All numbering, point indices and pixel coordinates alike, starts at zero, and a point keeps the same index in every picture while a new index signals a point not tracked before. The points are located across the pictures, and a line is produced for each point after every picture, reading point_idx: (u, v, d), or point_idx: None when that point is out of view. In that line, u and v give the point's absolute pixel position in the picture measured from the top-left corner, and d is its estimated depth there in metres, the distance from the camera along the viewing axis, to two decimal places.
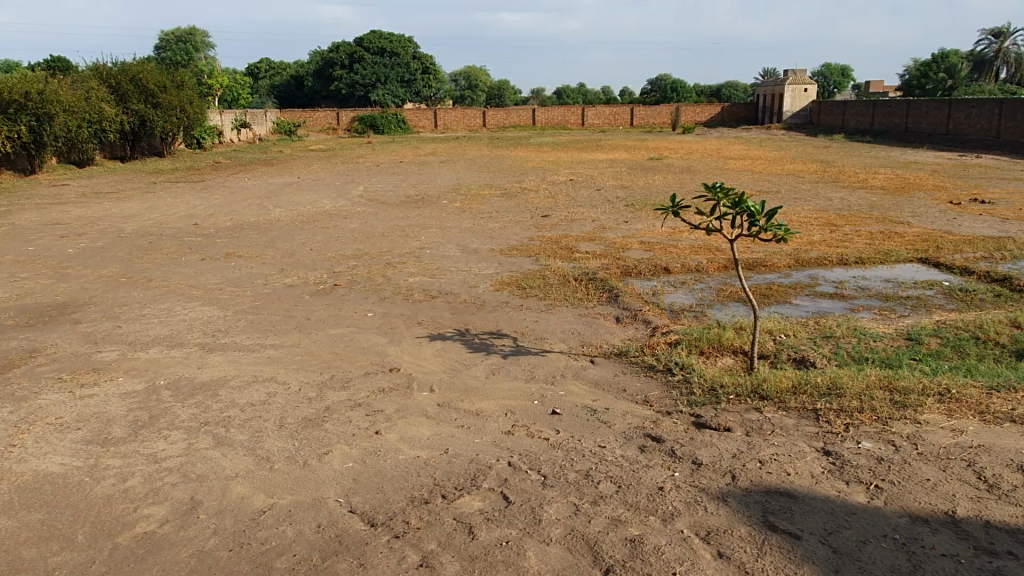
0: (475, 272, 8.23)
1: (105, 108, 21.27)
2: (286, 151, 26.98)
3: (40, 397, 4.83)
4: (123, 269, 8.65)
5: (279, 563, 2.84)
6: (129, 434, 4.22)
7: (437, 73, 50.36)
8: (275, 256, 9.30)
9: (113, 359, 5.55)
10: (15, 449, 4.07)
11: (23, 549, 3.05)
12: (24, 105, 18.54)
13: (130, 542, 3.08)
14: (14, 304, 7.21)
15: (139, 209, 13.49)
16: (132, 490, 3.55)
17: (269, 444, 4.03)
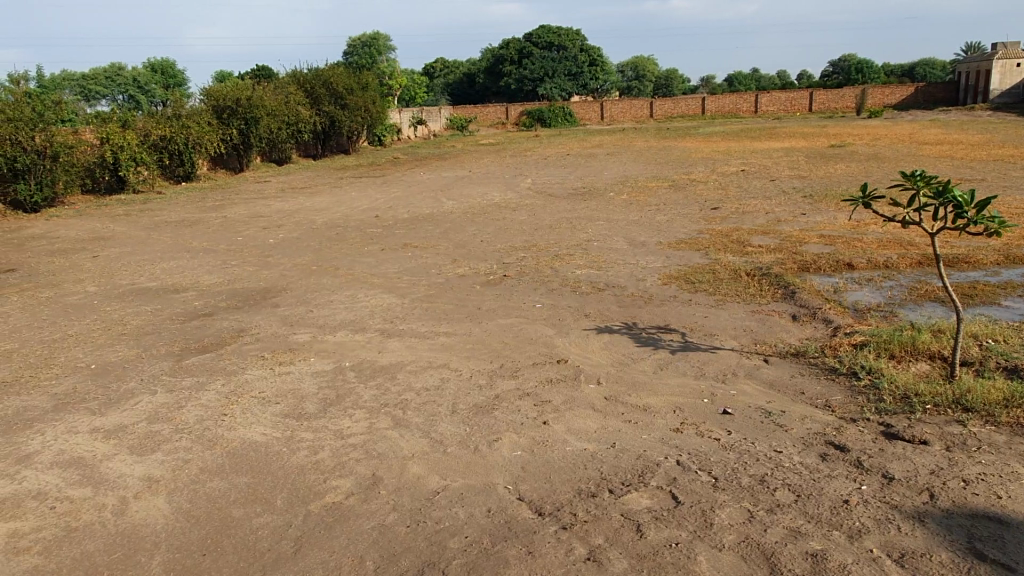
0: (642, 266, 8.10)
1: (301, 111, 23.26)
2: (459, 145, 28.04)
3: (246, 373, 5.38)
4: (315, 258, 9.42)
5: (452, 543, 2.96)
6: (319, 411, 4.59)
7: (604, 64, 50.01)
8: (448, 247, 9.71)
9: (307, 340, 6.06)
10: (226, 418, 4.57)
11: (234, 509, 3.41)
12: (235, 110, 20.71)
13: (321, 510, 3.34)
14: (225, 288, 8.08)
15: (329, 202, 14.63)
16: (322, 462, 3.86)
17: (443, 428, 4.22)
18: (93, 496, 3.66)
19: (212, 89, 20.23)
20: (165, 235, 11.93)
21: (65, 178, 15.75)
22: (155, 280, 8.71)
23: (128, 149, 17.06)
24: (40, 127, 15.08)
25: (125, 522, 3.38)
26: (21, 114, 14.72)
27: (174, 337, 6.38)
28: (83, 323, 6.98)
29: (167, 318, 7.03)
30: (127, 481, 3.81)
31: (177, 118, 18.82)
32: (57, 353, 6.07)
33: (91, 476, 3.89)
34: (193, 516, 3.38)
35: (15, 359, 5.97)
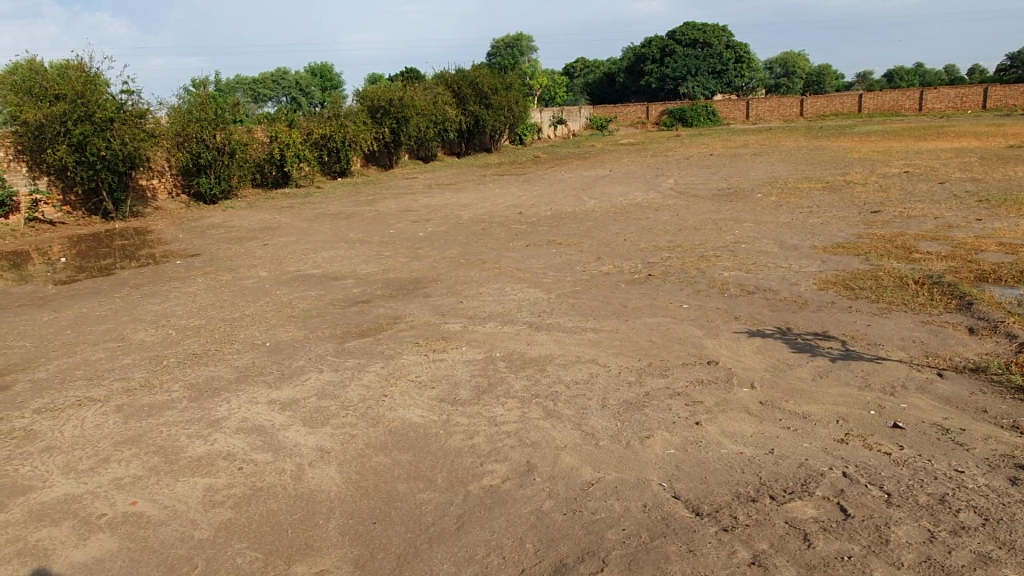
0: (795, 270, 7.76)
1: (448, 111, 24.12)
2: (598, 145, 28.00)
3: (403, 358, 5.67)
4: (463, 252, 9.74)
5: (610, 534, 3.00)
6: (472, 397, 4.76)
7: (751, 60, 48.14)
8: (591, 244, 9.74)
9: (458, 330, 6.30)
10: (386, 399, 4.85)
11: (399, 483, 3.62)
12: (388, 110, 21.76)
13: (479, 492, 3.47)
14: (380, 277, 8.54)
15: (474, 199, 15.05)
16: (478, 447, 4.01)
17: (594, 421, 4.25)
18: (274, 461, 4.00)
19: (367, 90, 21.40)
20: (324, 227, 12.75)
21: (239, 173, 17.23)
22: (318, 267, 9.35)
23: (294, 146, 18.42)
24: (221, 126, 16.59)
25: (303, 486, 3.67)
26: (205, 114, 16.24)
27: (337, 321, 6.83)
28: (257, 304, 7.61)
29: (330, 303, 7.53)
30: (303, 449, 4.13)
31: (335, 118, 20.10)
32: (237, 331, 6.66)
33: (271, 443, 4.25)
34: (362, 486, 3.61)
35: (201, 334, 6.62)
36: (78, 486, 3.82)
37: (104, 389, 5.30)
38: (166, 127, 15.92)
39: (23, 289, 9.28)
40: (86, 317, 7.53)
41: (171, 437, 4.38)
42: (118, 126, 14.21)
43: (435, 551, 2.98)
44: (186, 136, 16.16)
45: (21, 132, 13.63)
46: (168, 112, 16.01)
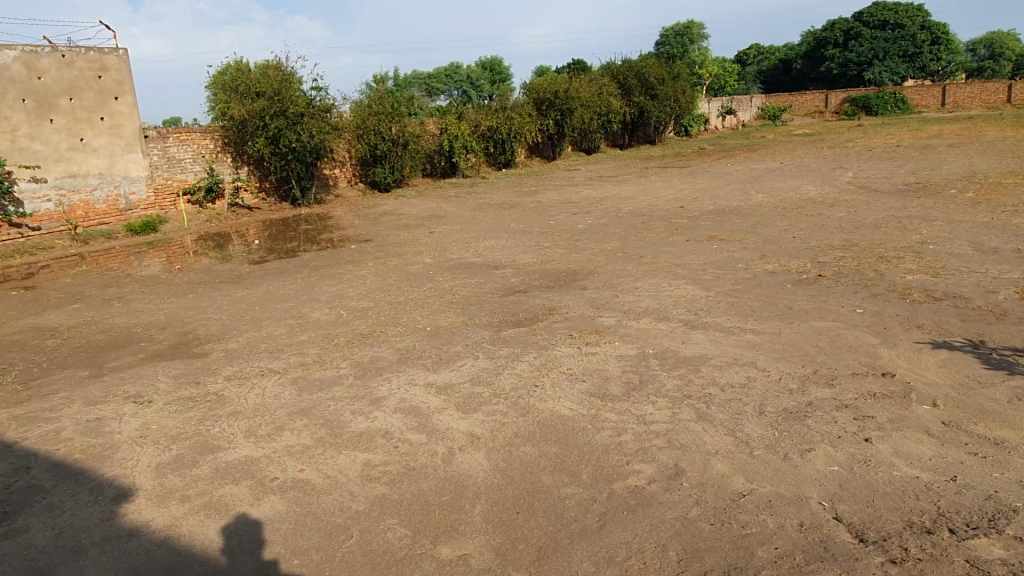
0: (993, 276, 6.93)
1: (613, 102, 23.90)
2: (771, 136, 26.60)
3: (555, 349, 5.70)
4: (621, 245, 9.63)
5: (759, 552, 2.86)
6: (622, 394, 4.70)
7: (950, 40, 43.39)
8: (757, 241, 9.28)
9: (612, 324, 6.24)
10: (537, 389, 4.91)
11: (544, 475, 3.64)
12: (553, 102, 21.94)
13: (624, 492, 3.42)
14: (537, 268, 8.64)
15: (635, 192, 14.83)
16: (625, 445, 3.94)
17: (749, 428, 4.05)
18: (427, 442, 4.17)
19: (533, 83, 21.69)
20: (487, 217, 13.14)
21: (411, 164, 18.17)
22: (478, 256, 9.63)
23: (462, 138, 19.11)
24: (397, 119, 17.52)
25: (452, 469, 3.79)
26: (383, 108, 17.20)
27: (493, 309, 7.00)
28: (420, 290, 7.97)
29: (488, 291, 7.73)
30: (454, 434, 4.27)
31: (502, 110, 20.54)
32: (402, 314, 7.02)
33: (425, 424, 4.44)
34: (509, 475, 3.67)
35: (370, 315, 7.06)
36: (257, 450, 4.20)
37: (284, 362, 5.79)
38: (348, 120, 17.08)
39: (223, 268, 10.34)
40: (272, 295, 8.26)
41: (338, 412, 4.71)
42: (307, 120, 15.39)
43: (576, 548, 2.98)
44: (365, 128, 17.23)
45: (228, 126, 15.20)
46: (351, 106, 17.15)
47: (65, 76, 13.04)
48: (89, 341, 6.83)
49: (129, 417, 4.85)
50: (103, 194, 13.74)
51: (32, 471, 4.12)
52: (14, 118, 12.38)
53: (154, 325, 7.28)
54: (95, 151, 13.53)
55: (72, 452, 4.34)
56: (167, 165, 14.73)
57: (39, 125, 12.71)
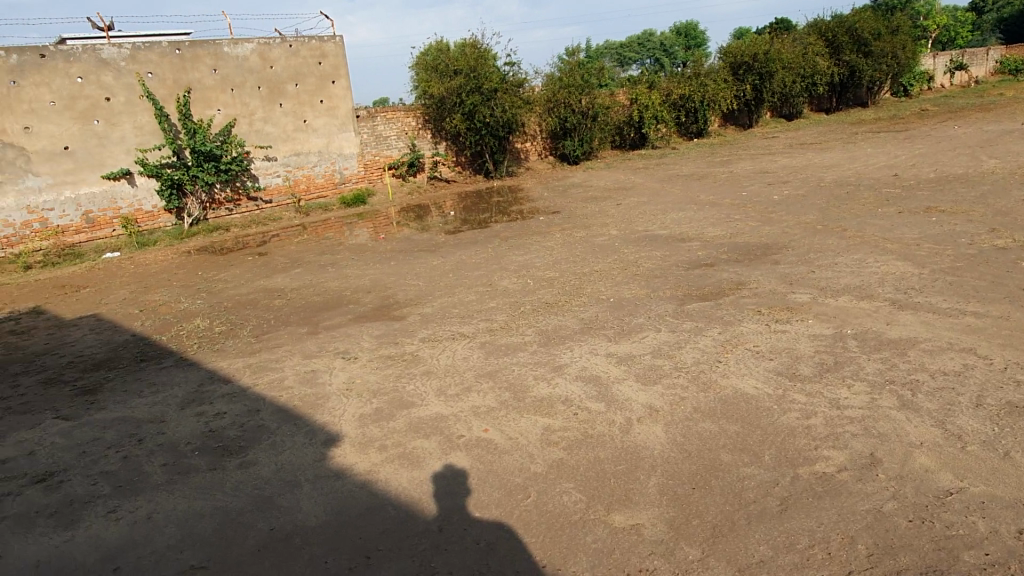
0: None
1: (819, 62, 22.07)
2: (1013, 92, 23.21)
3: (741, 325, 5.49)
4: (822, 217, 8.97)
5: (965, 556, 2.61)
6: (813, 374, 4.44)
7: None
8: (985, 213, 8.22)
9: (806, 301, 5.87)
10: (721, 364, 4.77)
11: (724, 453, 3.54)
12: (752, 66, 20.71)
13: (810, 477, 3.24)
14: (727, 241, 8.31)
15: (841, 159, 13.69)
16: (813, 429, 3.73)
17: (962, 421, 3.65)
18: (605, 411, 4.22)
19: (730, 47, 20.63)
20: (676, 188, 12.82)
21: (600, 135, 18.13)
22: (665, 228, 9.44)
23: (652, 107, 18.71)
24: (586, 91, 17.50)
25: (629, 440, 3.81)
26: (573, 80, 17.25)
27: (679, 282, 6.86)
28: (605, 261, 7.99)
29: (674, 264, 7.58)
30: (633, 405, 4.28)
31: (696, 77, 19.76)
32: (586, 285, 7.10)
33: (605, 394, 4.48)
34: (686, 450, 3.62)
35: (555, 285, 7.21)
36: (446, 408, 4.49)
37: (473, 327, 6.11)
38: (539, 94, 17.37)
39: (421, 237, 11.03)
40: (465, 264, 8.69)
41: (521, 376, 4.90)
42: (500, 95, 15.85)
43: (754, 530, 2.89)
44: (556, 101, 17.42)
45: (428, 104, 16.11)
46: (542, 80, 17.39)
47: (291, 63, 14.41)
48: (307, 302, 7.65)
49: (339, 371, 5.39)
50: (321, 169, 15.18)
51: (260, 413, 4.73)
52: (251, 104, 14.00)
53: (360, 289, 7.97)
54: (315, 131, 14.94)
55: (292, 399, 4.92)
56: (375, 142, 15.93)
57: (271, 109, 14.26)
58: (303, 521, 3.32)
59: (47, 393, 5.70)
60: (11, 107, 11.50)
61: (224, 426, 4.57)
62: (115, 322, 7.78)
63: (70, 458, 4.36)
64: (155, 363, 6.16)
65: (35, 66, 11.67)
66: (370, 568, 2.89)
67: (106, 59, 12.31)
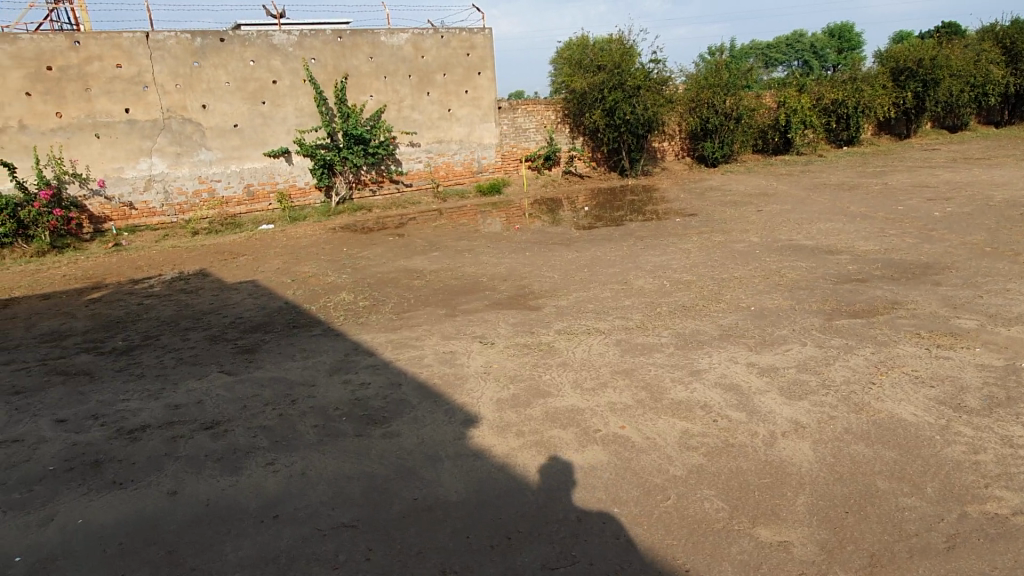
0: None
1: (994, 71, 20.23)
2: None
3: (898, 347, 5.15)
4: (991, 238, 8.25)
5: None
6: (981, 407, 4.10)
7: None
8: None
9: (972, 328, 5.42)
10: (875, 386, 4.49)
11: (880, 480, 3.35)
12: (915, 72, 19.28)
13: (981, 517, 3.00)
14: (880, 257, 7.81)
15: (1014, 177, 12.53)
16: (983, 465, 3.44)
17: None
18: (748, 422, 4.08)
19: (892, 51, 19.30)
20: (823, 197, 12.19)
21: (742, 138, 17.51)
22: (811, 239, 8.99)
23: (800, 112, 17.86)
24: (732, 92, 16.90)
25: (774, 454, 3.67)
26: (719, 80, 16.72)
27: (826, 296, 6.52)
28: (746, 268, 7.73)
29: (821, 276, 7.22)
30: (777, 418, 4.11)
31: (851, 81, 18.66)
32: (725, 291, 6.90)
33: (746, 404, 4.34)
34: (837, 471, 3.45)
35: (693, 288, 7.06)
36: (582, 401, 4.50)
37: (608, 324, 6.08)
38: (682, 93, 17.00)
39: (555, 230, 11.08)
40: (599, 260, 8.65)
41: (658, 378, 4.83)
42: (643, 93, 15.53)
43: (916, 565, 2.72)
44: (699, 101, 16.97)
45: (569, 98, 16.16)
46: (686, 79, 17.00)
47: (441, 54, 14.85)
48: (445, 285, 7.88)
49: (476, 354, 5.53)
50: (461, 158, 15.58)
51: (402, 387, 4.93)
52: (401, 91, 14.55)
53: (496, 276, 8.12)
54: (458, 120, 15.35)
55: (432, 377, 5.10)
56: (515, 134, 16.17)
57: (419, 97, 14.77)
58: (445, 495, 3.44)
59: (212, 348, 6.22)
60: (193, 86, 12.57)
61: (369, 396, 4.81)
62: (270, 290, 8.36)
63: (232, 410, 4.74)
64: (305, 330, 6.56)
65: (215, 49, 12.68)
66: (511, 549, 2.96)
67: (276, 45, 13.19)
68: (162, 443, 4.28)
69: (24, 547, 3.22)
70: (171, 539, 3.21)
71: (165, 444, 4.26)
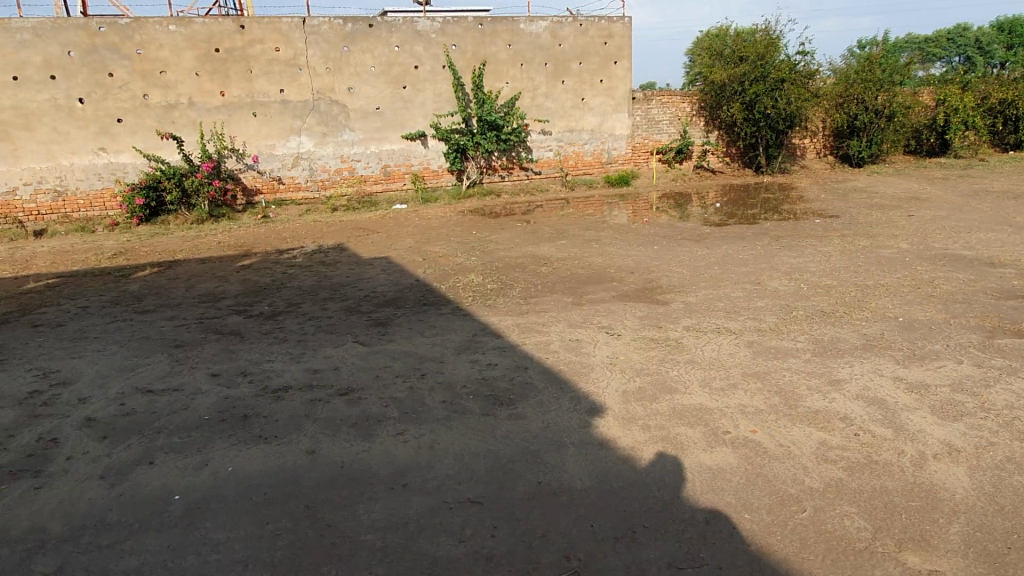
0: None
1: None
2: None
3: None
4: None
5: None
6: None
7: None
8: None
9: None
10: None
11: None
12: None
13: None
14: None
15: None
16: None
17: None
18: (893, 439, 3.82)
19: None
20: (984, 204, 11.20)
21: (894, 138, 16.34)
22: (970, 249, 8.28)
23: (963, 111, 16.41)
24: (887, 88, 15.66)
25: (923, 476, 3.42)
26: (873, 75, 15.56)
27: (986, 312, 5.99)
28: (893, 276, 7.23)
29: (980, 290, 6.63)
30: (927, 438, 3.82)
31: None
32: (870, 298, 6.48)
33: (892, 420, 4.06)
34: (998, 502, 3.16)
35: (833, 293, 6.68)
36: (711, 401, 4.37)
37: (740, 324, 5.87)
38: (830, 87, 16.05)
39: (684, 226, 10.80)
40: (731, 258, 8.36)
41: (794, 384, 4.61)
42: (787, 86, 14.76)
43: None
44: (848, 97, 15.95)
45: (708, 90, 15.65)
46: (835, 73, 16.03)
47: (579, 42, 14.76)
48: (571, 273, 7.87)
49: (602, 344, 5.50)
50: (591, 147, 15.48)
51: (528, 371, 4.98)
52: (536, 79, 14.62)
53: (623, 268, 8.03)
54: (591, 110, 15.23)
55: (557, 363, 5.12)
56: (647, 125, 15.87)
57: (553, 85, 14.78)
58: (569, 481, 3.45)
59: (349, 319, 6.53)
60: (341, 69, 13.18)
61: (495, 376, 4.89)
62: (403, 267, 8.67)
63: (366, 379, 4.96)
64: (435, 308, 6.75)
65: (364, 34, 13.22)
66: (636, 543, 2.92)
67: (420, 31, 13.57)
68: (302, 403, 4.55)
69: (181, 487, 3.51)
70: (309, 494, 3.41)
71: (305, 405, 4.52)
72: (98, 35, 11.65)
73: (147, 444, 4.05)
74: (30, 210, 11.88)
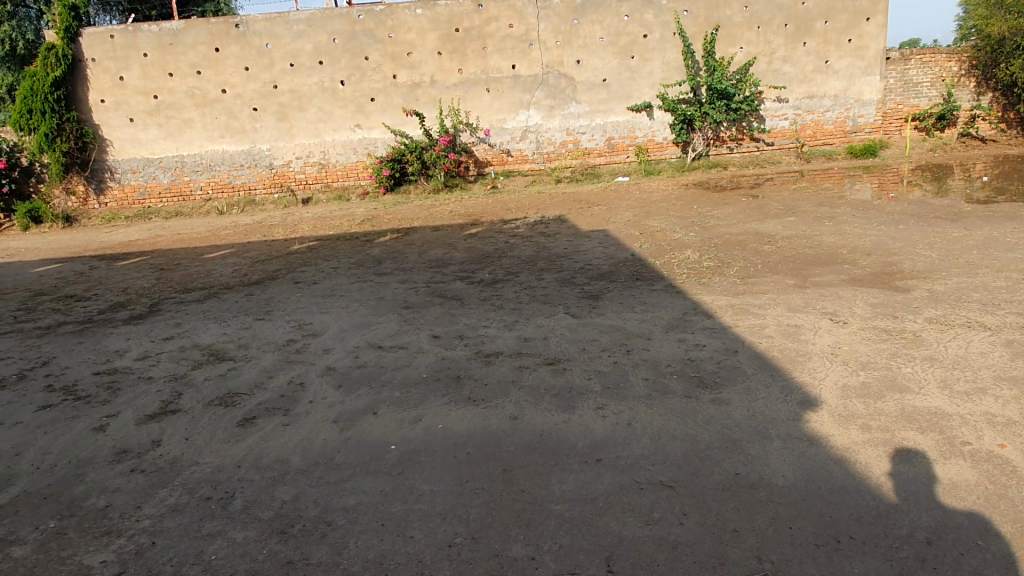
0: None
1: None
2: None
3: None
4: None
5: None
6: None
7: None
8: None
9: None
10: None
11: None
12: None
13: None
14: None
15: None
16: None
17: None
18: None
19: None
20: None
21: None
22: None
23: None
24: None
25: None
26: None
27: None
28: None
29: None
30: None
31: None
32: None
33: None
34: None
35: None
36: (950, 405, 3.86)
37: (998, 319, 5.08)
38: None
39: (940, 202, 9.54)
40: (995, 241, 7.23)
41: None
42: None
43: None
44: None
45: (983, 45, 13.53)
46: None
47: None
48: (798, 253, 7.33)
49: (824, 332, 5.07)
50: (834, 116, 14.14)
51: (738, 355, 4.76)
52: (774, 42, 13.65)
53: (859, 249, 7.30)
54: (836, 73, 13.88)
55: (772, 348, 4.82)
56: (903, 88, 14.12)
57: (793, 48, 13.70)
58: (770, 476, 3.26)
59: (562, 290, 6.68)
60: (570, 42, 13.33)
61: (702, 358, 4.74)
62: (619, 240, 8.65)
63: (573, 351, 5.06)
64: (648, 284, 6.66)
65: (594, 5, 13.22)
66: (837, 554, 2.70)
67: None
68: (511, 370, 4.76)
69: (397, 438, 3.86)
70: (508, 458, 3.58)
71: (513, 372, 4.73)
72: (357, 22, 12.90)
73: (373, 395, 4.50)
74: (301, 180, 13.56)
